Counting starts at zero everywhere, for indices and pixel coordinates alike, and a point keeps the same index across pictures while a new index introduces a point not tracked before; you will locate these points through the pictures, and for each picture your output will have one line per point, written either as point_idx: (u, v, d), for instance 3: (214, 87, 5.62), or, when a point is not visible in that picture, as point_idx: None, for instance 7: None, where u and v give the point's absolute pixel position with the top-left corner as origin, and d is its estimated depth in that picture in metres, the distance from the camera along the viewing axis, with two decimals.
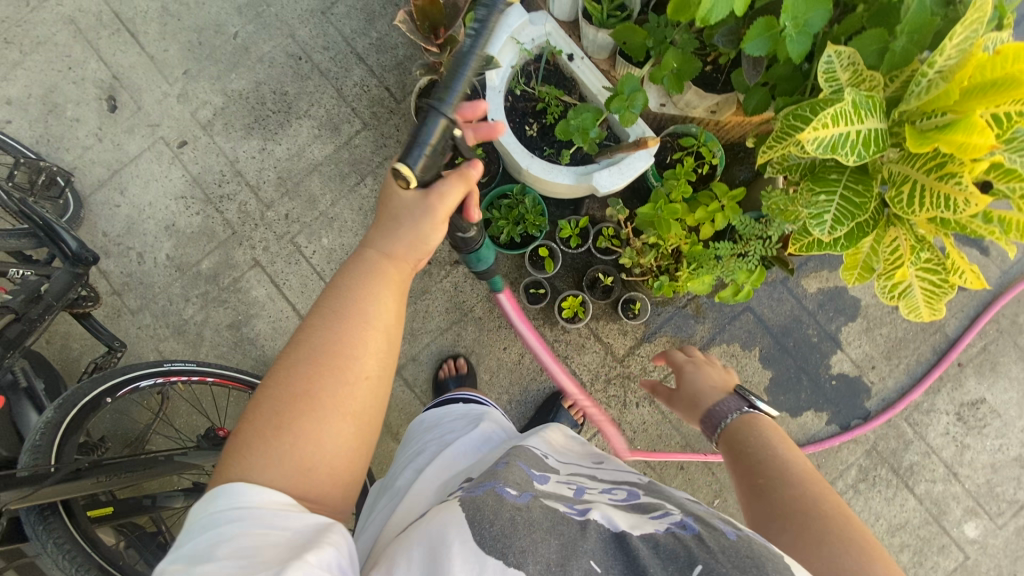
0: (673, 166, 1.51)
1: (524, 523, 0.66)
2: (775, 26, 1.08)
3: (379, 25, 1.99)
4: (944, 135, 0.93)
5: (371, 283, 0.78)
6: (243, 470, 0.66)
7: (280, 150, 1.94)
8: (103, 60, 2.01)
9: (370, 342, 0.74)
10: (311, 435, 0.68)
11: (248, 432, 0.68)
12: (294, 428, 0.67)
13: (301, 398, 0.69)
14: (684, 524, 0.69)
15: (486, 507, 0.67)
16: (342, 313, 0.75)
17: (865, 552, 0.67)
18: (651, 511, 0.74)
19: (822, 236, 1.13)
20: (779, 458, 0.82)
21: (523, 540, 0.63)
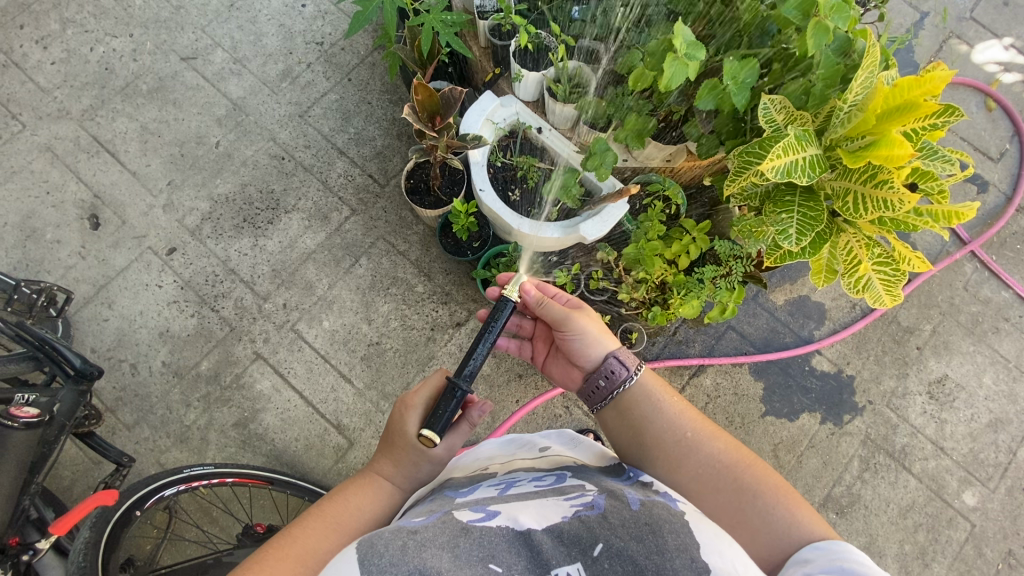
0: (644, 210, 1.70)
1: (415, 546, 0.69)
2: (719, 86, 1.32)
3: (355, 121, 2.17)
4: (872, 152, 1.15)
5: (357, 496, 0.95)
6: None
7: (271, 245, 2.02)
8: (82, 181, 2.06)
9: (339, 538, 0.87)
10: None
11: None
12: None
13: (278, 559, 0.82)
14: (591, 504, 0.78)
15: (380, 541, 0.71)
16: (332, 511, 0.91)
17: (770, 493, 0.88)
18: (567, 494, 0.82)
19: (791, 246, 1.31)
20: (673, 423, 0.99)
21: (420, 558, 0.67)
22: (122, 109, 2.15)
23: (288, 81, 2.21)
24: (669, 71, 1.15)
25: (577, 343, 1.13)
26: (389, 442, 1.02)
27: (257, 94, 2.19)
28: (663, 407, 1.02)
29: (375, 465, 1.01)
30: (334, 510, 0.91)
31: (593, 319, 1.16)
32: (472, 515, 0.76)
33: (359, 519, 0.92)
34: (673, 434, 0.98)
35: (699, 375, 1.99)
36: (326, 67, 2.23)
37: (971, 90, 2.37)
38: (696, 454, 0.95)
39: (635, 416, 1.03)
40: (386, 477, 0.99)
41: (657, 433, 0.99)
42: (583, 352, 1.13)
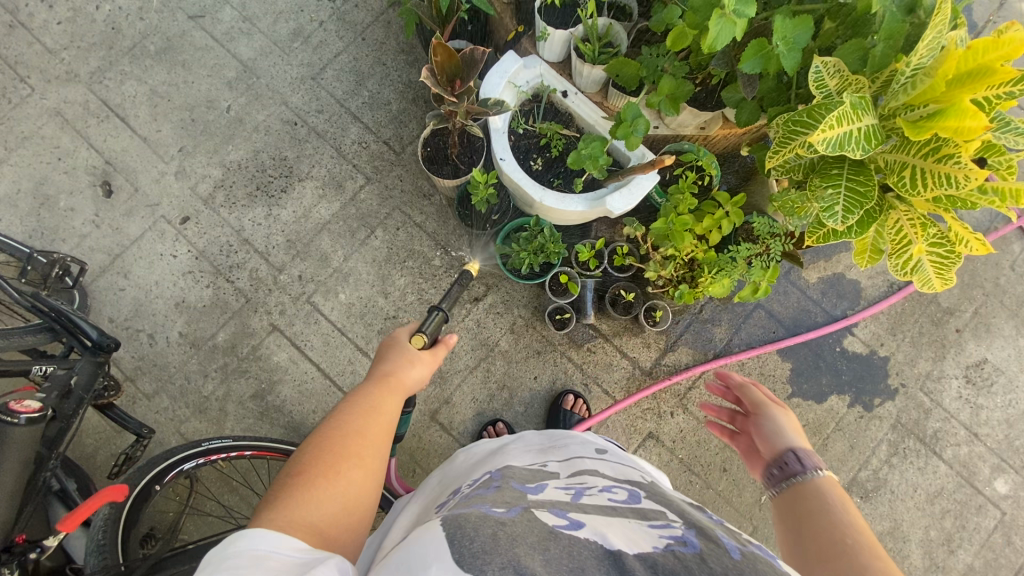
0: (675, 182, 1.62)
1: (506, 539, 0.64)
2: (766, 46, 1.20)
3: (369, 84, 2.07)
4: (938, 122, 1.04)
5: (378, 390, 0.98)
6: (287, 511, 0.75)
7: (285, 214, 1.96)
8: (93, 147, 2.01)
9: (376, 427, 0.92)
10: (341, 490, 0.81)
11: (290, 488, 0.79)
12: (327, 484, 0.80)
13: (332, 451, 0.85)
14: (685, 541, 0.70)
15: (467, 525, 0.67)
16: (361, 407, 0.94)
17: None
18: (650, 520, 0.76)
19: (837, 225, 1.22)
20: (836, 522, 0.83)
21: (512, 552, 0.61)
22: (130, 71, 2.07)
23: (299, 41, 2.10)
24: (715, 30, 1.04)
25: (768, 428, 1.06)
26: (384, 354, 1.09)
27: (268, 55, 2.09)
28: (837, 511, 0.86)
29: (387, 366, 1.05)
30: (369, 408, 0.94)
31: (794, 421, 1.06)
32: (556, 521, 0.72)
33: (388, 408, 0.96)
34: (835, 535, 0.81)
35: (723, 355, 1.92)
36: (338, 26, 2.12)
37: None
38: (854, 558, 0.75)
39: (802, 505, 0.89)
40: (403, 378, 1.04)
41: (818, 512, 0.87)
42: (770, 438, 1.04)
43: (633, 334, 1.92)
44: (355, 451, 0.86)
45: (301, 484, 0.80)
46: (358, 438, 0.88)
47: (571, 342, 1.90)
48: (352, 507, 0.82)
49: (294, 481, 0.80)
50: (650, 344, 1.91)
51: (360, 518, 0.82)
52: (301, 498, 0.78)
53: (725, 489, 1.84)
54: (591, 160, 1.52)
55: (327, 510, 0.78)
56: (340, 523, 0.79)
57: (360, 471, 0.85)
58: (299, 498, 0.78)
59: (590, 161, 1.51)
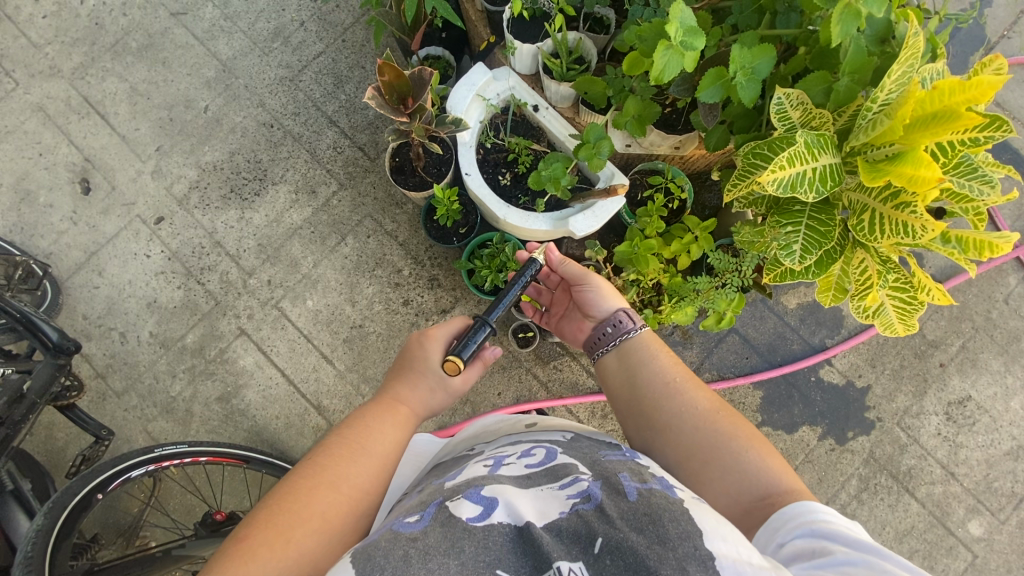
0: (645, 204, 1.56)
1: (419, 556, 0.60)
2: (726, 74, 1.13)
3: (347, 88, 2.04)
4: (894, 168, 0.98)
5: (377, 420, 0.93)
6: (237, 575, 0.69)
7: (257, 218, 1.96)
8: (73, 144, 2.03)
9: (364, 467, 0.86)
10: (289, 556, 0.73)
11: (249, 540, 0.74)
12: (277, 545, 0.73)
13: (301, 493, 0.80)
14: (587, 494, 0.69)
15: (378, 552, 0.61)
16: (351, 442, 0.88)
17: (744, 442, 0.84)
18: (561, 481, 0.74)
19: (793, 265, 1.16)
20: (659, 366, 0.98)
21: (426, 568, 0.58)
22: (112, 68, 2.08)
23: (279, 41, 2.08)
24: (662, 61, 0.99)
25: (590, 294, 1.14)
26: (403, 369, 1.04)
27: (247, 54, 2.07)
28: (656, 358, 1.00)
29: (387, 400, 0.98)
30: (358, 441, 0.89)
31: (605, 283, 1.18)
32: (468, 507, 0.68)
33: (384, 443, 0.91)
34: (658, 381, 0.96)
35: None
36: (319, 26, 2.09)
37: None
38: (672, 401, 0.92)
39: (627, 362, 1.02)
40: (398, 413, 0.96)
41: (648, 378, 0.97)
42: (594, 304, 1.14)
43: None
44: (317, 506, 0.78)
45: (249, 540, 0.73)
46: (325, 492, 0.80)
47: (537, 359, 1.86)
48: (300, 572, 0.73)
49: (243, 536, 0.74)
50: None
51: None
52: (242, 561, 0.71)
53: None
54: (552, 181, 1.49)
55: None
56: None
57: (315, 531, 0.76)
58: (239, 562, 0.71)
59: (551, 182, 1.48)
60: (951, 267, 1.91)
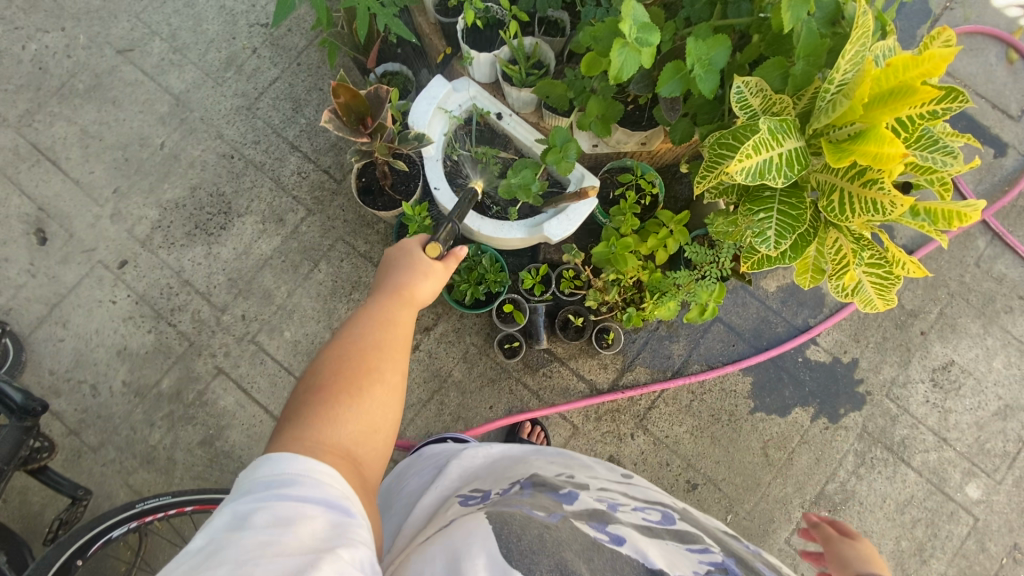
0: (617, 203, 1.56)
1: (554, 540, 0.62)
2: (683, 68, 1.13)
3: (307, 111, 2.00)
4: (858, 147, 0.98)
5: (398, 296, 0.98)
6: (318, 427, 0.74)
7: (226, 252, 1.91)
8: (25, 193, 1.95)
9: (401, 335, 0.91)
10: (358, 409, 0.78)
11: (317, 400, 0.78)
12: (351, 401, 0.78)
13: (355, 357, 0.84)
14: (725, 567, 0.68)
15: (514, 522, 0.65)
16: (381, 316, 0.92)
17: None
18: (688, 544, 0.74)
19: (770, 251, 1.16)
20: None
21: (560, 553, 0.59)
22: (60, 112, 2.01)
23: (232, 70, 2.03)
24: (619, 60, 0.98)
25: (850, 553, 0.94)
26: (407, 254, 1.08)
27: (200, 86, 2.02)
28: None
29: (403, 275, 1.02)
30: (387, 315, 0.93)
31: (868, 554, 0.94)
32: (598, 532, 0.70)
33: (408, 316, 0.96)
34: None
35: (684, 373, 1.86)
36: (272, 52, 2.05)
37: (992, 40, 2.12)
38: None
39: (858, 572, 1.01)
40: (418, 288, 1.01)
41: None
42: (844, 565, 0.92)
43: (589, 356, 1.85)
44: (376, 366, 0.84)
45: (319, 401, 0.77)
46: (380, 353, 0.85)
47: (526, 368, 1.84)
48: (374, 422, 0.80)
49: (311, 400, 0.78)
50: (607, 365, 1.84)
51: (384, 431, 0.81)
52: (323, 417, 0.76)
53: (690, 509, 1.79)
54: (523, 189, 1.45)
55: (348, 431, 0.76)
56: (363, 439, 0.77)
57: (382, 386, 0.82)
58: (319, 416, 0.76)
59: (522, 190, 1.45)
60: (921, 235, 1.95)
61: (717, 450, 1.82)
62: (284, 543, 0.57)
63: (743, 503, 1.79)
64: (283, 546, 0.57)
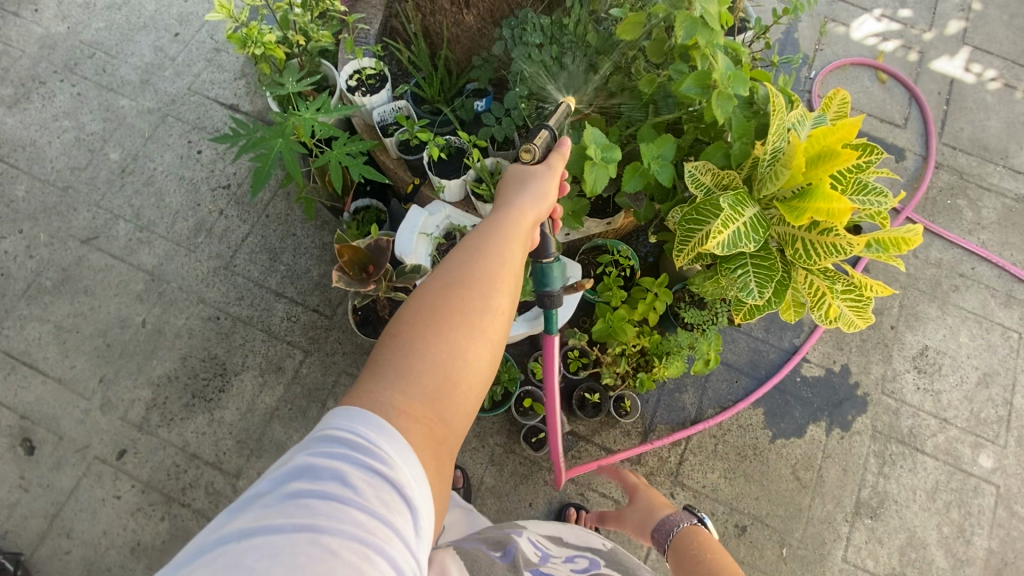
0: (601, 280, 1.70)
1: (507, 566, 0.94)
2: (640, 166, 1.29)
3: (284, 258, 2.06)
4: (809, 205, 1.14)
5: (503, 227, 0.90)
6: (405, 371, 0.73)
7: (229, 414, 1.87)
8: (3, 406, 1.87)
9: (504, 278, 0.85)
10: (446, 360, 0.76)
11: (410, 337, 0.76)
12: (437, 350, 0.75)
13: (455, 298, 0.80)
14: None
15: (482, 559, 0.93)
16: (483, 249, 0.86)
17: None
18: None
19: (756, 301, 1.29)
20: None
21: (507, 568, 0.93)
22: (31, 313, 1.98)
23: (203, 235, 2.09)
24: (592, 177, 1.12)
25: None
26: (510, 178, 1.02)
27: (173, 257, 2.06)
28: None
29: (508, 210, 0.93)
30: (486, 246, 0.87)
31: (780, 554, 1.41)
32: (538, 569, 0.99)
33: (509, 253, 0.88)
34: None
35: (700, 420, 1.94)
36: (239, 209, 2.12)
37: (862, 68, 2.49)
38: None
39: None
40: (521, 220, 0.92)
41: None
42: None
43: (610, 427, 1.90)
44: (464, 318, 0.79)
45: (404, 351, 0.75)
46: (469, 304, 0.80)
47: (554, 455, 1.86)
48: (457, 378, 0.77)
49: (398, 347, 0.75)
50: (630, 432, 1.90)
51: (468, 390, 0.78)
52: (410, 366, 0.74)
53: (746, 553, 1.81)
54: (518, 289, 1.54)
55: (429, 378, 0.74)
56: (446, 399, 0.75)
57: (469, 343, 0.78)
58: (406, 360, 0.74)
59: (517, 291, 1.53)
60: None
61: (753, 487, 1.88)
62: (346, 513, 0.58)
63: (792, 533, 1.84)
64: (346, 516, 0.58)
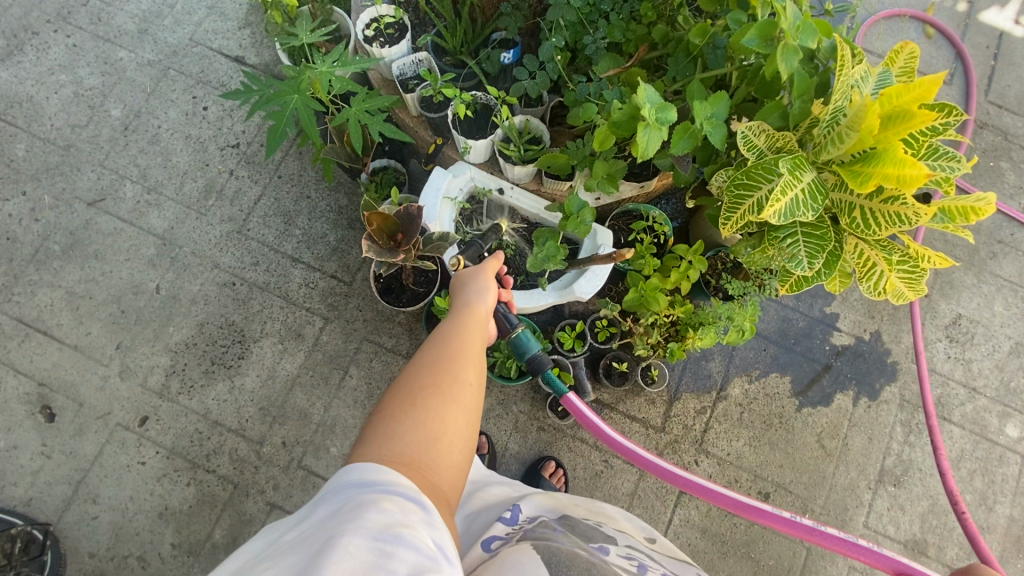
0: (634, 248, 1.63)
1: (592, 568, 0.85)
2: (690, 126, 1.20)
3: (299, 221, 1.99)
4: (877, 170, 1.06)
5: (456, 317, 1.03)
6: (388, 438, 0.79)
7: (250, 381, 1.85)
8: (21, 372, 1.84)
9: (463, 349, 0.95)
10: (427, 417, 0.83)
11: (384, 414, 0.83)
12: (413, 412, 0.83)
13: (423, 374, 0.89)
14: None
15: (561, 557, 0.85)
16: (439, 336, 0.97)
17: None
18: None
19: (806, 272, 1.23)
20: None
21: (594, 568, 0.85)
22: (41, 278, 1.92)
23: (213, 197, 2.00)
24: (645, 139, 1.04)
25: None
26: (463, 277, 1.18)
27: (184, 220, 1.98)
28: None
29: (462, 306, 1.08)
30: (444, 332, 0.98)
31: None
32: None
33: (466, 331, 1.00)
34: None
35: (726, 388, 1.91)
36: (249, 170, 2.03)
37: (907, 20, 2.33)
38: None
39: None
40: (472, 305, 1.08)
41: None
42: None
43: (636, 395, 1.88)
44: (439, 384, 0.87)
45: (385, 423, 0.82)
46: (445, 372, 0.89)
47: (580, 423, 1.84)
48: (439, 433, 0.82)
49: (379, 425, 0.81)
50: (655, 400, 1.88)
51: (455, 444, 0.84)
52: (388, 431, 0.81)
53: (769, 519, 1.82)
54: (550, 259, 1.47)
55: (411, 436, 0.80)
56: (435, 455, 0.81)
57: (454, 409, 0.86)
58: (386, 429, 0.81)
59: (549, 262, 1.46)
60: None
61: (778, 454, 1.87)
62: (372, 516, 0.64)
63: (815, 500, 1.84)
64: (372, 519, 0.64)
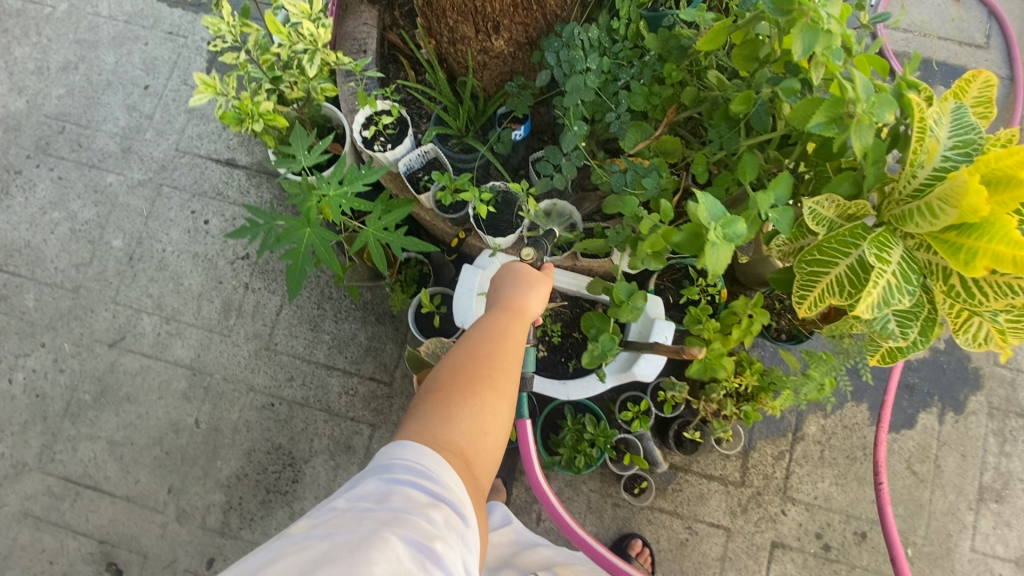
0: (688, 313, 1.50)
1: None
2: (752, 214, 1.05)
3: (326, 326, 1.90)
4: (982, 246, 0.92)
5: (509, 310, 1.10)
6: (442, 423, 0.92)
7: (310, 504, 1.78)
8: (80, 532, 1.80)
9: (512, 353, 1.04)
10: (476, 410, 0.95)
11: (442, 398, 0.96)
12: (466, 404, 0.95)
13: (478, 370, 0.99)
14: None
15: None
16: (494, 329, 1.06)
17: None
18: None
19: (899, 344, 1.10)
20: None
21: None
22: (79, 432, 1.87)
23: (234, 316, 1.92)
24: (713, 259, 0.91)
25: None
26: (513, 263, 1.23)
27: (209, 346, 1.91)
28: None
29: (512, 297, 1.13)
30: (500, 328, 1.07)
31: None
32: None
33: (515, 332, 1.08)
34: None
35: (802, 427, 1.80)
36: (265, 281, 1.94)
37: None
38: None
39: None
40: (527, 313, 1.11)
41: None
42: None
43: (708, 450, 1.78)
44: (489, 385, 0.98)
45: (441, 408, 0.94)
46: (494, 372, 0.99)
47: (656, 492, 1.75)
48: (482, 433, 0.95)
49: (435, 408, 0.94)
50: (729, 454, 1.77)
51: (494, 444, 0.97)
52: (444, 417, 0.93)
53: (871, 559, 1.73)
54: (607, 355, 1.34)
55: (463, 431, 0.93)
56: (480, 446, 0.94)
57: (498, 411, 0.97)
58: (442, 413, 0.94)
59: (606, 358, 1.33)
60: None
61: (868, 489, 1.77)
62: (419, 522, 0.77)
63: (916, 530, 1.74)
64: (416, 523, 0.76)
